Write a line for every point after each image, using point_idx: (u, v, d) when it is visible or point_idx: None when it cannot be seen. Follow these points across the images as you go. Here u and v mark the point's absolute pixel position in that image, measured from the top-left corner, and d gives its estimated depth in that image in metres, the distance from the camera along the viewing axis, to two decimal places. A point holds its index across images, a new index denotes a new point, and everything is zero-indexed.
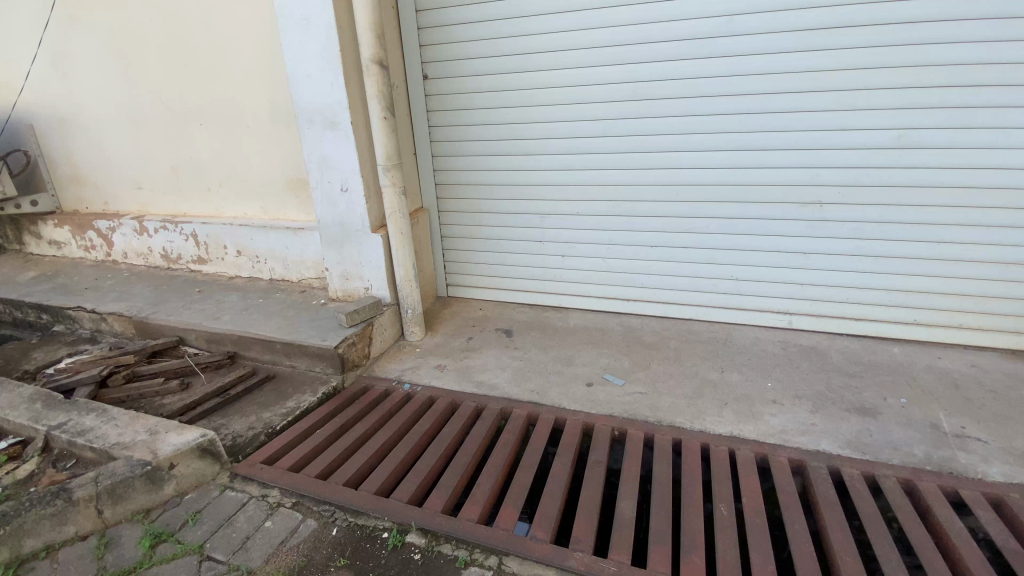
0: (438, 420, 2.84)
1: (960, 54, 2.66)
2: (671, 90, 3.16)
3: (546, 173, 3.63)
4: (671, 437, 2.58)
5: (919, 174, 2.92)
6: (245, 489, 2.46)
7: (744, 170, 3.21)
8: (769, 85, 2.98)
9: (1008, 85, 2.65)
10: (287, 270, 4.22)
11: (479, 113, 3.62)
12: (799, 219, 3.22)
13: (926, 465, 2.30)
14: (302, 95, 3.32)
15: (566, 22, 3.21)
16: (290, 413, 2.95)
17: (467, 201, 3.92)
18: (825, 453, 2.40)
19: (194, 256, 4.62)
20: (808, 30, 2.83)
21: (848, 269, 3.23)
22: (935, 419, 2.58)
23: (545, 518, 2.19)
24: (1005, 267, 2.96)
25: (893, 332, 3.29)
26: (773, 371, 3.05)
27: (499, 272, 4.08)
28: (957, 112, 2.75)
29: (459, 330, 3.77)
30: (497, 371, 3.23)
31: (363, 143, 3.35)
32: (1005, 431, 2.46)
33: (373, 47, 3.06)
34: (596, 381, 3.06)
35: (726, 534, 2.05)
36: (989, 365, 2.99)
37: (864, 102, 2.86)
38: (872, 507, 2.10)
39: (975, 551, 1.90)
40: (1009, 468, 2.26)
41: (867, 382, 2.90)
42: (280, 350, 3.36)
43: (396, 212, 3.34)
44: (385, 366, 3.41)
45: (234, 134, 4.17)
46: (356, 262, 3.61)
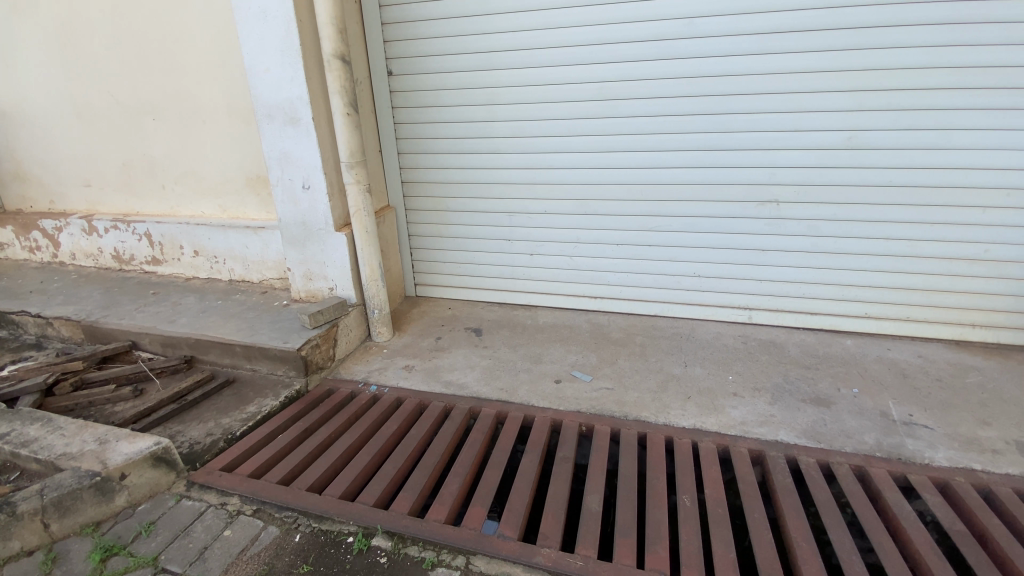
0: (405, 421, 2.80)
1: (905, 59, 2.78)
2: (635, 90, 3.20)
3: (514, 172, 3.63)
4: (637, 431, 2.62)
5: (868, 174, 3.04)
6: (203, 498, 2.37)
7: (706, 170, 3.28)
8: (730, 86, 3.05)
9: (951, 89, 2.78)
10: (247, 271, 4.09)
11: (445, 110, 3.58)
12: (757, 217, 3.32)
13: (877, 452, 2.41)
14: (260, 90, 3.22)
15: (532, 21, 3.21)
16: (251, 418, 2.85)
17: (434, 199, 3.88)
18: (783, 443, 2.48)
19: (148, 257, 4.42)
20: (766, 32, 2.91)
21: (804, 265, 3.35)
22: (885, 408, 2.70)
23: (513, 515, 2.19)
24: (949, 262, 3.12)
25: (846, 325, 3.42)
26: (733, 365, 3.14)
27: (467, 271, 4.05)
28: (902, 115, 2.89)
29: (427, 330, 3.73)
30: (466, 370, 3.21)
31: (325, 139, 3.27)
32: (949, 418, 2.60)
33: (334, 42, 2.99)
34: (564, 379, 3.08)
35: (689, 525, 2.10)
36: (934, 355, 3.15)
37: (818, 104, 2.97)
38: (826, 494, 2.18)
39: (922, 533, 1.99)
40: (953, 453, 2.38)
41: (822, 374, 3.01)
42: (240, 353, 3.25)
43: (361, 211, 3.28)
44: (351, 367, 3.35)
45: (190, 129, 4.00)
46: (320, 262, 3.52)
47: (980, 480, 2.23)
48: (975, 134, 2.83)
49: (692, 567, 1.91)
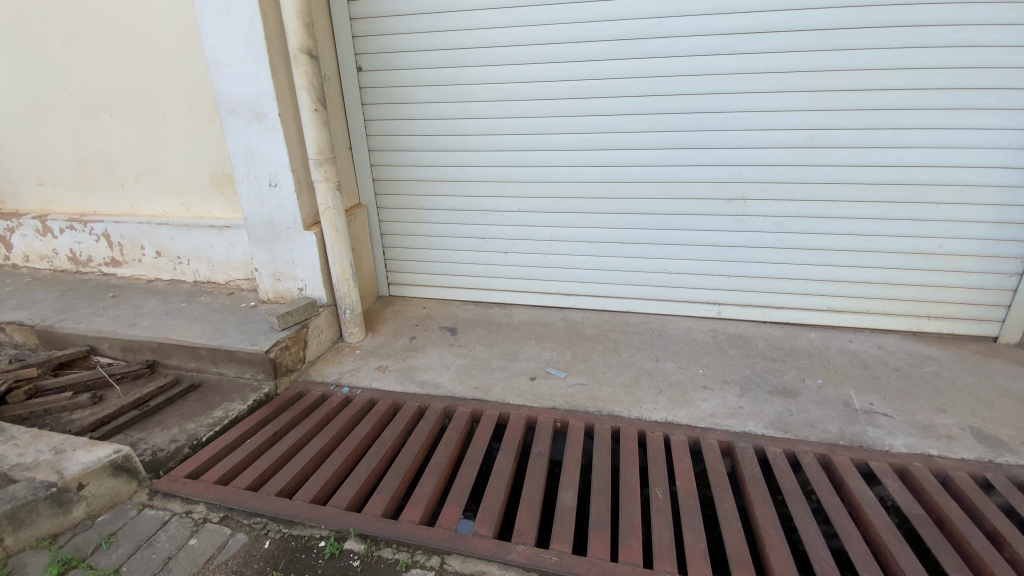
0: (378, 422, 2.76)
1: (865, 60, 2.87)
2: (607, 89, 3.22)
3: (487, 169, 3.61)
4: (611, 426, 2.64)
5: (831, 172, 3.14)
6: (167, 507, 2.29)
7: (675, 168, 3.33)
8: (698, 85, 3.10)
9: (906, 90, 2.89)
10: (212, 271, 3.96)
11: (416, 107, 3.53)
12: (725, 215, 3.38)
13: (840, 440, 2.48)
14: (224, 85, 3.12)
15: (502, 18, 3.20)
16: (217, 423, 2.77)
17: (406, 197, 3.83)
18: (751, 433, 2.54)
19: (108, 258, 4.24)
20: (731, 33, 2.97)
21: (770, 260, 3.43)
22: (848, 397, 2.79)
23: (489, 514, 2.18)
24: (906, 257, 3.24)
25: (811, 318, 3.53)
26: (703, 359, 3.20)
27: (441, 269, 4.02)
28: (861, 115, 2.98)
29: (400, 330, 3.68)
30: (440, 370, 3.19)
31: (292, 136, 3.20)
32: (907, 406, 2.71)
33: (301, 36, 2.92)
34: (539, 376, 3.09)
35: (662, 517, 2.13)
36: (893, 346, 3.27)
37: (782, 104, 3.05)
38: (792, 482, 2.25)
39: (883, 517, 2.07)
40: (911, 439, 2.48)
41: (787, 366, 3.10)
42: (205, 357, 3.14)
43: (330, 208, 3.21)
44: (323, 369, 3.28)
45: (150, 125, 3.85)
46: (288, 262, 3.44)
47: (937, 465, 2.33)
48: (930, 133, 2.95)
49: (664, 558, 1.94)
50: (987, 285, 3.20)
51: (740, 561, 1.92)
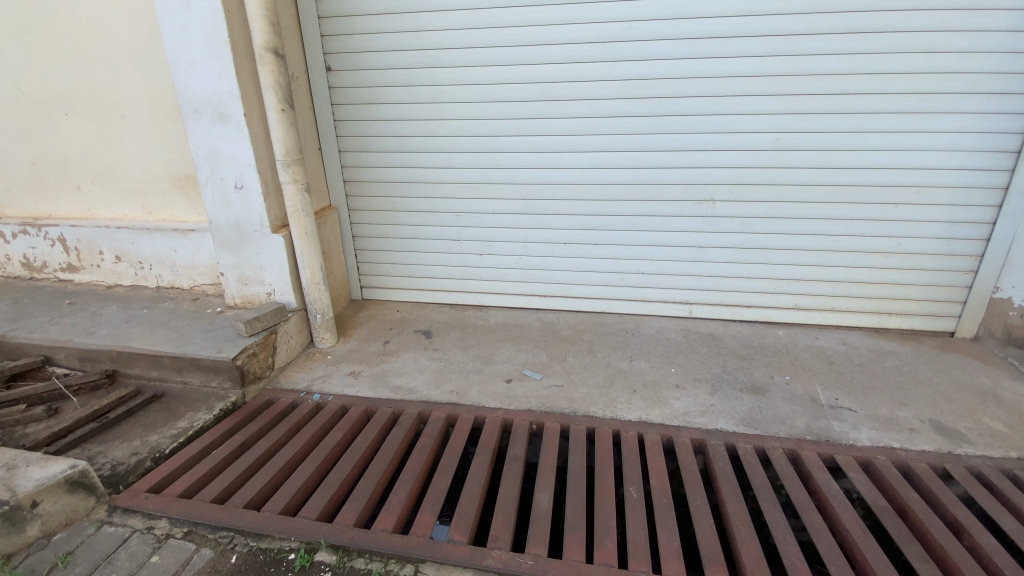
0: (350, 429, 2.70)
1: (827, 65, 2.95)
2: (578, 91, 3.24)
3: (461, 171, 3.58)
4: (586, 427, 2.65)
5: (796, 174, 3.22)
6: (127, 523, 2.19)
7: (647, 170, 3.36)
8: (668, 88, 3.14)
9: (866, 94, 2.98)
10: (176, 277, 3.83)
11: (388, 108, 3.48)
12: (695, 216, 3.44)
13: (807, 435, 2.54)
14: (186, 83, 3.01)
15: (473, 19, 3.18)
16: (181, 434, 2.67)
17: (378, 199, 3.77)
18: (723, 431, 2.58)
19: (63, 264, 4.05)
20: (699, 38, 3.01)
21: (739, 260, 3.50)
22: (814, 393, 2.86)
23: (464, 519, 2.16)
24: (868, 256, 3.34)
25: (779, 316, 3.62)
26: (676, 358, 3.24)
27: (414, 272, 3.97)
28: (825, 118, 3.07)
29: (373, 334, 3.62)
30: (414, 374, 3.14)
31: (259, 136, 3.11)
32: (870, 400, 2.79)
33: (266, 34, 2.84)
34: (514, 378, 3.08)
35: (636, 517, 2.14)
36: (856, 342, 3.38)
37: (749, 107, 3.11)
38: (762, 477, 2.29)
39: (848, 510, 2.12)
40: (874, 433, 2.55)
41: (757, 363, 3.16)
42: (169, 366, 3.03)
43: (299, 211, 3.14)
44: (293, 375, 3.20)
45: (108, 125, 3.70)
46: (256, 266, 3.34)
47: (899, 457, 2.40)
48: (889, 136, 3.05)
49: (638, 558, 1.95)
50: (944, 283, 3.32)
51: (713, 559, 1.94)
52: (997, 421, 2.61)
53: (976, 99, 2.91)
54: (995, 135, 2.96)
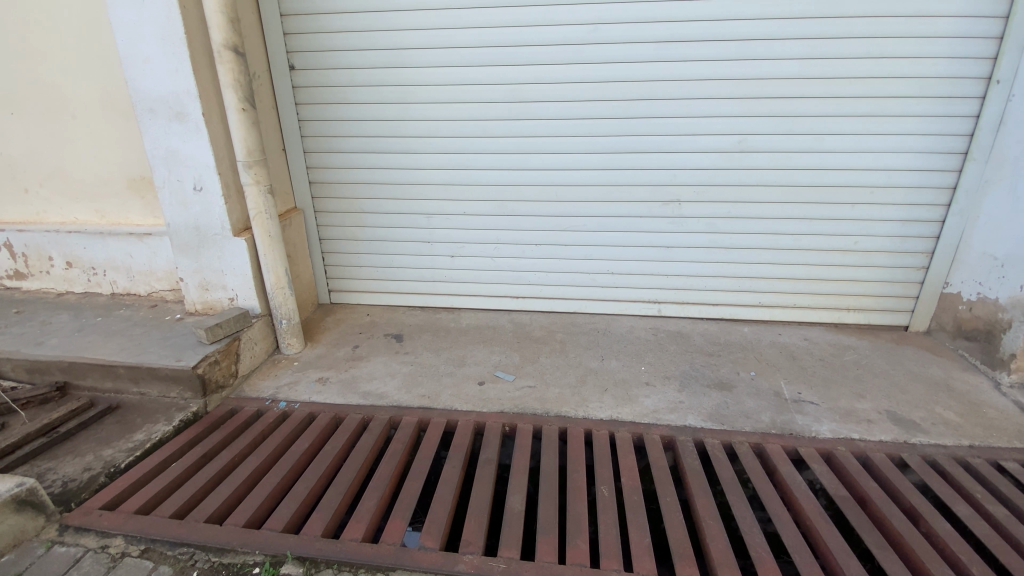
0: (318, 437, 2.63)
1: (786, 69, 3.04)
2: (547, 93, 3.24)
3: (430, 172, 3.54)
4: (558, 427, 2.65)
5: (758, 175, 3.30)
6: (80, 542, 2.09)
7: (615, 171, 3.40)
8: (634, 91, 3.18)
9: (824, 97, 3.08)
10: (132, 283, 3.67)
11: (354, 108, 3.42)
12: (663, 216, 3.49)
13: (772, 429, 2.61)
14: (140, 82, 2.89)
15: (441, 20, 3.15)
16: (138, 447, 2.55)
17: (345, 201, 3.70)
18: (691, 427, 2.62)
19: (10, 270, 3.83)
20: (664, 41, 3.06)
21: (705, 259, 3.57)
22: (778, 388, 2.94)
23: (435, 525, 2.12)
24: (828, 254, 3.45)
25: (744, 314, 3.70)
26: (646, 356, 3.28)
27: (384, 274, 3.91)
28: (785, 120, 3.15)
29: (342, 339, 3.55)
30: (385, 379, 3.08)
31: (219, 137, 3.01)
32: (831, 393, 2.88)
33: (225, 32, 2.76)
34: (487, 380, 3.06)
35: (607, 516, 2.15)
36: (818, 337, 3.49)
37: (712, 110, 3.18)
38: (730, 472, 2.33)
39: (811, 501, 2.18)
40: (835, 425, 2.63)
41: (723, 360, 3.23)
42: (125, 376, 2.89)
43: (262, 213, 3.05)
44: (257, 383, 3.10)
45: (56, 125, 3.52)
46: (217, 270, 3.23)
47: (858, 448, 2.48)
48: (845, 138, 3.16)
49: (610, 557, 1.96)
50: (897, 279, 3.46)
51: (683, 555, 1.97)
52: (949, 411, 2.73)
53: (926, 103, 3.04)
54: (944, 137, 3.10)
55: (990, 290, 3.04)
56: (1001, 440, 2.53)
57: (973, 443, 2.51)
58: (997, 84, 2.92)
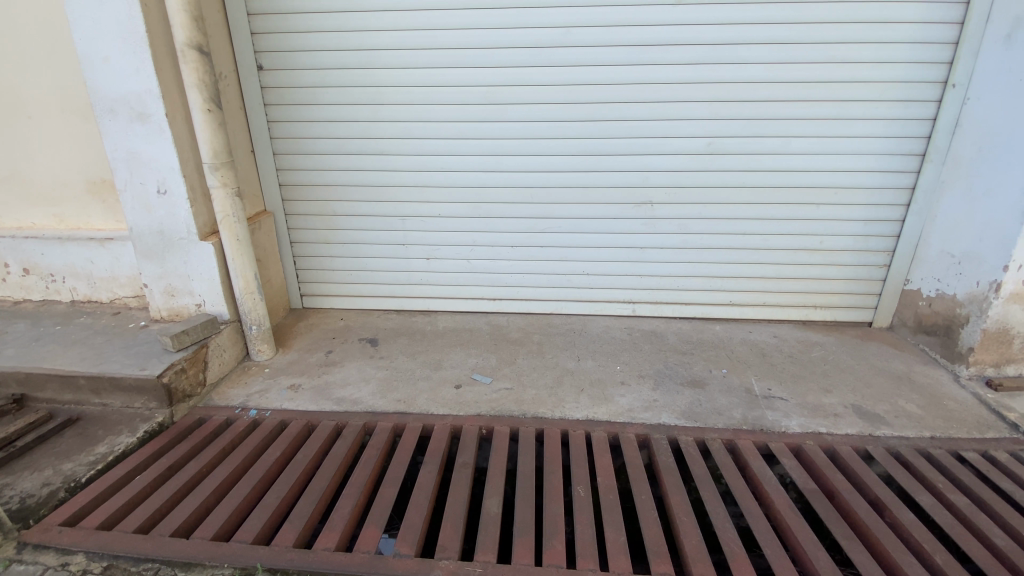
0: (290, 445, 2.57)
1: (753, 73, 3.11)
2: (521, 95, 3.25)
3: (404, 174, 3.51)
4: (535, 428, 2.65)
5: (727, 176, 3.37)
6: (38, 561, 2.01)
7: (588, 173, 3.42)
8: (606, 93, 3.21)
9: (789, 100, 3.16)
10: (93, 290, 3.54)
11: (325, 109, 3.37)
12: (636, 218, 3.53)
13: (744, 425, 2.65)
14: (99, 81, 2.79)
15: (413, 21, 3.13)
16: (100, 460, 2.46)
17: (317, 203, 3.63)
18: (666, 425, 2.65)
19: None
20: (635, 45, 3.10)
21: (678, 259, 3.62)
22: (749, 384, 3.00)
23: (410, 531, 2.10)
24: (795, 253, 3.54)
25: (716, 313, 3.77)
26: (621, 355, 3.31)
27: (358, 278, 3.86)
28: (752, 123, 3.23)
29: (315, 344, 3.48)
30: (359, 385, 3.04)
31: (183, 138, 2.93)
32: (800, 389, 2.95)
33: (189, 31, 2.68)
34: (463, 383, 3.04)
35: (584, 516, 2.16)
36: (787, 334, 3.57)
37: (682, 112, 3.23)
38: (703, 468, 2.36)
39: (781, 495, 2.23)
40: (804, 420, 2.70)
41: (696, 358, 3.28)
42: (85, 387, 2.79)
43: (229, 216, 2.97)
44: (227, 391, 3.01)
45: (11, 126, 3.37)
46: (183, 275, 3.13)
47: (826, 441, 2.54)
48: (810, 140, 3.24)
49: (586, 557, 1.97)
50: (862, 276, 3.57)
51: (658, 552, 1.99)
52: (912, 403, 2.83)
53: (886, 106, 3.14)
54: (903, 139, 3.21)
55: (948, 287, 3.15)
56: (961, 431, 2.63)
57: (934, 434, 2.60)
58: (953, 87, 3.04)
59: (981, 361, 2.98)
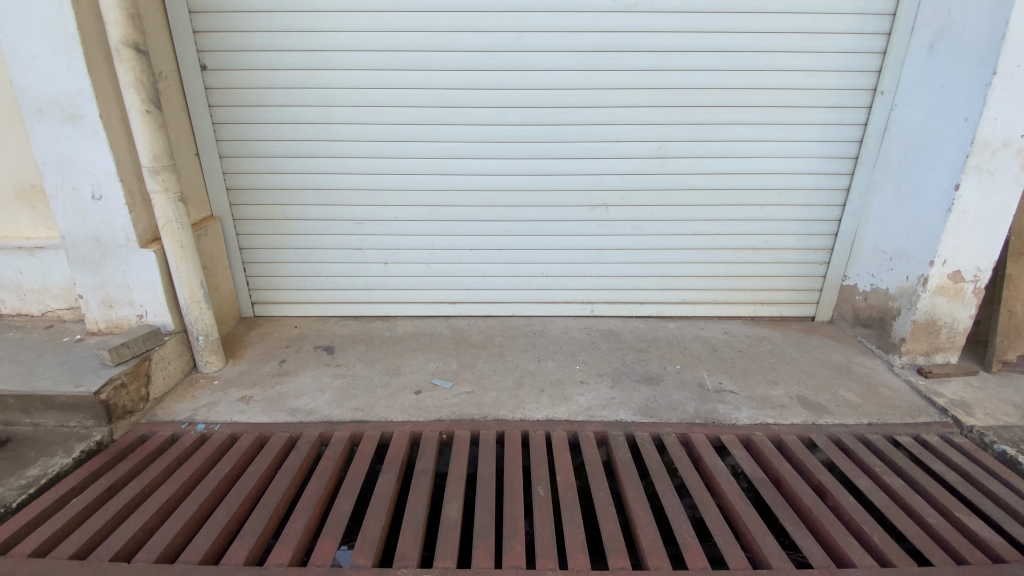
0: (240, 459, 2.48)
1: (699, 80, 3.23)
2: (475, 98, 3.26)
3: (357, 177, 3.45)
4: (495, 431, 2.65)
5: (677, 179, 3.48)
6: None
7: (544, 177, 3.47)
8: (559, 98, 3.27)
9: (733, 106, 3.30)
10: (22, 302, 3.30)
11: (275, 111, 3.28)
12: (591, 220, 3.59)
13: (697, 419, 2.74)
14: (25, 80, 2.62)
15: (364, 23, 3.09)
16: (31, 484, 2.29)
17: (268, 207, 3.53)
18: (623, 422, 2.70)
19: None
20: (586, 51, 3.17)
21: (632, 260, 3.71)
22: (701, 379, 3.10)
23: (368, 541, 2.06)
24: (743, 252, 3.68)
25: (670, 311, 3.87)
26: (580, 355, 3.36)
27: (313, 283, 3.76)
28: (699, 128, 3.35)
29: (267, 353, 3.37)
30: (315, 394, 2.96)
31: (120, 141, 2.78)
32: (749, 382, 3.08)
33: (124, 28, 2.56)
34: (423, 389, 3.01)
35: (543, 515, 2.17)
36: (736, 330, 3.71)
37: (632, 117, 3.32)
38: (658, 463, 2.42)
39: (732, 485, 2.31)
40: (753, 411, 2.81)
41: (651, 355, 3.36)
42: (14, 406, 2.60)
43: (172, 222, 2.84)
44: (172, 406, 2.87)
45: None
46: (122, 285, 2.97)
47: (773, 431, 2.66)
48: (754, 144, 3.39)
49: (545, 556, 1.98)
50: (805, 273, 3.75)
51: (615, 547, 2.02)
52: (851, 392, 2.99)
53: (822, 112, 3.32)
54: (838, 143, 3.40)
55: (882, 282, 3.35)
56: (895, 417, 2.80)
57: (871, 420, 2.76)
58: (882, 94, 3.24)
59: (913, 350, 3.18)
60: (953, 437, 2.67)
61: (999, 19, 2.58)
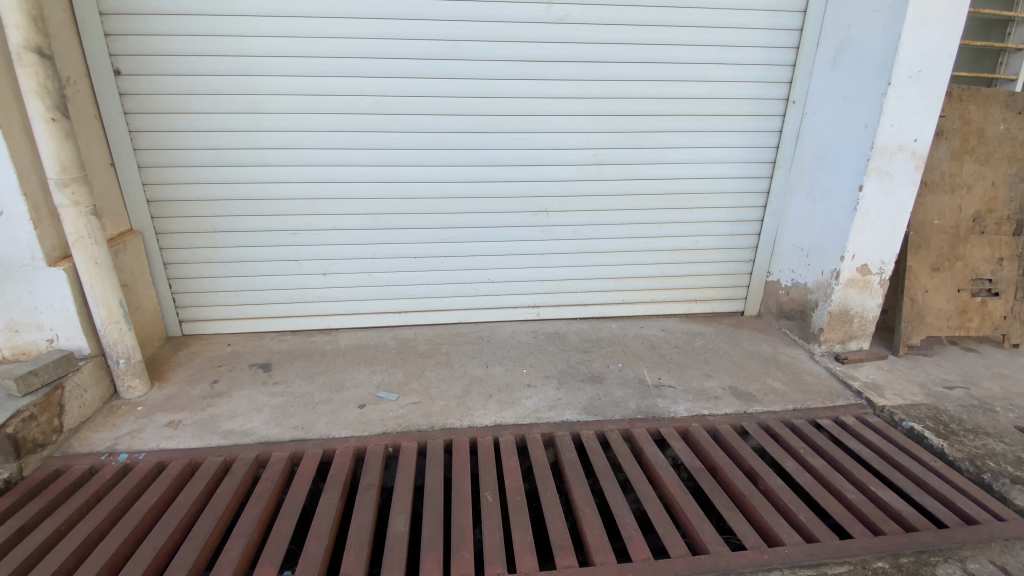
0: (169, 488, 2.34)
1: (628, 89, 3.38)
2: (413, 106, 3.26)
3: (292, 186, 3.35)
4: (442, 439, 2.63)
5: (613, 185, 3.61)
6: None
7: (485, 184, 3.51)
8: (497, 107, 3.32)
9: (661, 114, 3.47)
10: None
11: (200, 119, 3.13)
12: (532, 225, 3.66)
13: (638, 414, 2.83)
14: None
15: (292, 28, 3.01)
16: None
17: (196, 220, 3.35)
18: (568, 422, 2.76)
19: None
20: (521, 60, 3.23)
21: (573, 263, 3.81)
22: (642, 375, 3.22)
23: (309, 563, 1.99)
24: (677, 252, 3.86)
25: (612, 311, 4.00)
26: (526, 359, 3.40)
27: (248, 298, 3.60)
28: (631, 135, 3.49)
29: (198, 374, 3.20)
30: (250, 415, 2.83)
31: (23, 152, 2.57)
32: (685, 376, 3.22)
33: (26, 31, 2.36)
34: (368, 402, 2.94)
35: (491, 520, 2.17)
36: (673, 328, 3.88)
37: (567, 126, 3.42)
38: (603, 459, 2.49)
39: (672, 476, 2.41)
40: (689, 404, 2.94)
41: (595, 355, 3.46)
42: None
43: (84, 237, 2.65)
44: (90, 436, 2.67)
45: None
46: (28, 308, 2.72)
47: (708, 422, 2.79)
48: (682, 151, 3.58)
49: (493, 561, 1.99)
50: (733, 271, 3.99)
51: (562, 545, 2.06)
52: (777, 381, 3.20)
53: (742, 119, 3.55)
54: (757, 149, 3.65)
55: (801, 276, 3.61)
56: (816, 401, 3.02)
57: (796, 406, 2.96)
58: (793, 103, 3.53)
59: (830, 339, 3.44)
60: (867, 417, 2.91)
61: (891, 35, 2.85)
